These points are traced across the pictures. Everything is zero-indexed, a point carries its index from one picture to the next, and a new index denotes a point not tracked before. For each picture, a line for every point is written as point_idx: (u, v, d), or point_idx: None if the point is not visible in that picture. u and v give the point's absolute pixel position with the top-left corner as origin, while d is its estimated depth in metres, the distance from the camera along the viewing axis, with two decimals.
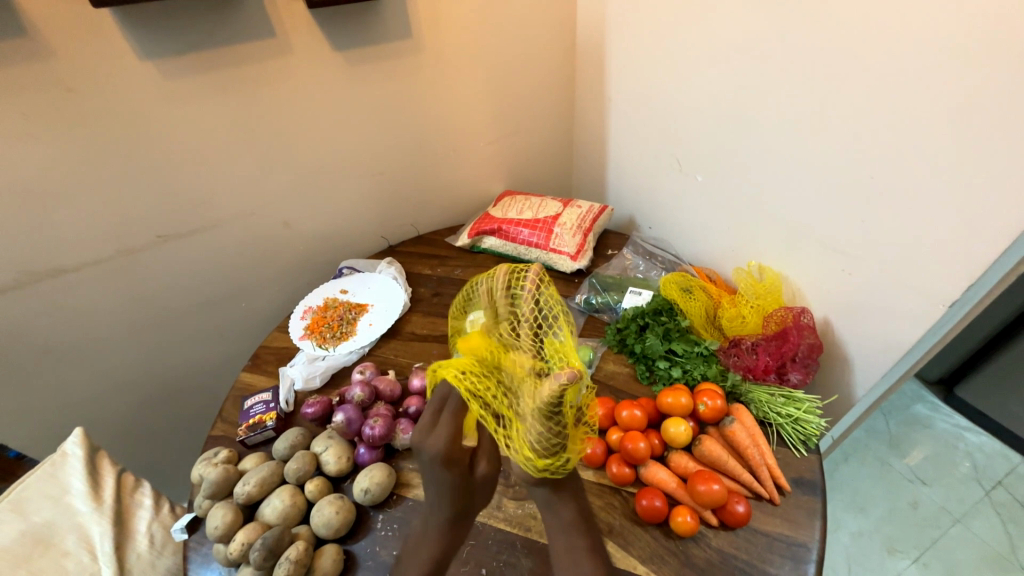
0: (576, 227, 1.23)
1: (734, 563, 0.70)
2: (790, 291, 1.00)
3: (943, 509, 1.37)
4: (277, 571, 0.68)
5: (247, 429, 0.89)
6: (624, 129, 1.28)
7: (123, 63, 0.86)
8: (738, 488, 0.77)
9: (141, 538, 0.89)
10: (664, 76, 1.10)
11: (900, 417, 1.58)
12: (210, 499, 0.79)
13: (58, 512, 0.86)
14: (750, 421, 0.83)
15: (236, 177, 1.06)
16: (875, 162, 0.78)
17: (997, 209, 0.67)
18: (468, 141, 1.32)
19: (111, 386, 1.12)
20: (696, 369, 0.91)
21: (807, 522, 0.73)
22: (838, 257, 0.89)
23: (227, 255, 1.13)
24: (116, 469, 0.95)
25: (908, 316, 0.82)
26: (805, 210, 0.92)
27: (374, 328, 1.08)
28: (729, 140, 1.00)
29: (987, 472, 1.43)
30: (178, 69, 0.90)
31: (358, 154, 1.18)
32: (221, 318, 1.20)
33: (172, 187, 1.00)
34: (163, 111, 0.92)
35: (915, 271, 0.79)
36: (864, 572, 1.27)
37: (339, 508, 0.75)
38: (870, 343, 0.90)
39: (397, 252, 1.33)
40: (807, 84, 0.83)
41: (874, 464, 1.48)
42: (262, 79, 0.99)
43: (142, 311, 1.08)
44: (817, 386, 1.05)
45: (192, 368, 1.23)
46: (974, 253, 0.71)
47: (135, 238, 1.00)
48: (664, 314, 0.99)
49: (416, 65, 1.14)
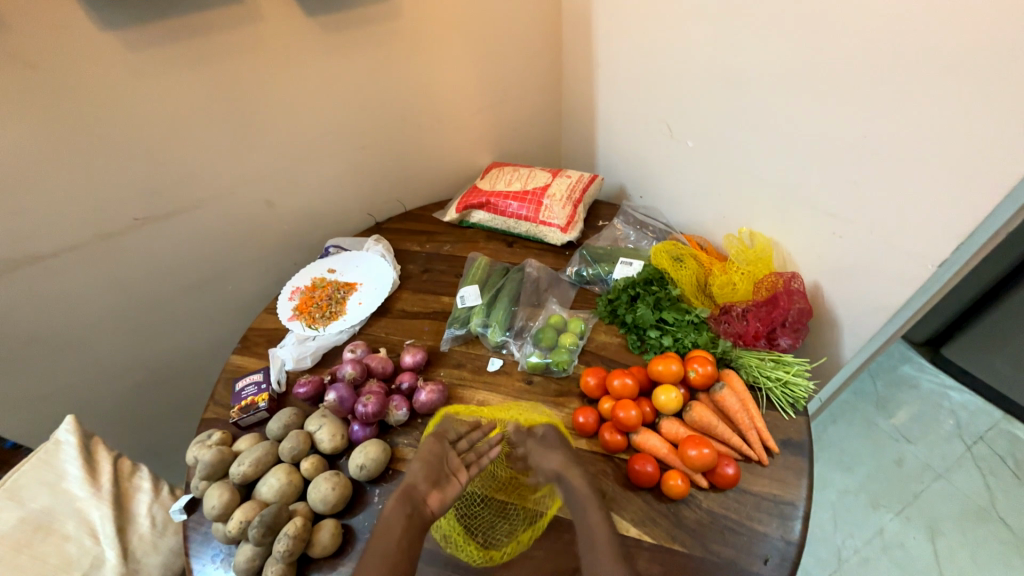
0: (566, 198, 1.21)
1: (724, 523, 0.71)
2: (781, 257, 1.00)
3: (926, 465, 1.42)
4: (277, 546, 0.69)
5: (240, 411, 0.89)
6: (613, 94, 1.24)
7: (82, 35, 0.81)
8: (728, 451, 0.78)
9: (142, 520, 0.90)
10: (653, 36, 1.05)
11: (888, 378, 1.61)
12: (206, 480, 0.79)
13: (55, 498, 0.86)
14: (740, 386, 0.84)
15: (213, 155, 1.02)
16: (868, 123, 0.76)
17: (993, 167, 0.65)
18: (452, 112, 1.27)
19: (101, 373, 1.11)
20: (687, 337, 0.91)
21: (794, 481, 0.75)
22: (829, 222, 0.88)
23: (209, 237, 1.10)
24: (112, 455, 0.96)
25: (897, 279, 0.82)
26: (796, 173, 0.90)
27: (364, 307, 1.07)
28: (719, 103, 0.97)
29: (970, 428, 1.48)
30: (141, 41, 0.85)
31: (339, 128, 1.14)
32: (208, 301, 1.19)
33: (147, 167, 0.96)
34: (129, 86, 0.88)
35: (905, 234, 0.78)
36: (850, 527, 1.32)
37: (335, 484, 0.75)
38: (859, 307, 0.90)
39: (384, 229, 1.31)
40: (800, 41, 0.80)
41: (861, 424, 1.52)
42: (232, 50, 0.94)
43: (126, 297, 1.06)
44: (806, 349, 1.06)
45: (182, 353, 1.22)
46: (966, 213, 0.70)
47: (112, 221, 0.97)
48: (655, 284, 0.99)
49: (394, 32, 1.09)
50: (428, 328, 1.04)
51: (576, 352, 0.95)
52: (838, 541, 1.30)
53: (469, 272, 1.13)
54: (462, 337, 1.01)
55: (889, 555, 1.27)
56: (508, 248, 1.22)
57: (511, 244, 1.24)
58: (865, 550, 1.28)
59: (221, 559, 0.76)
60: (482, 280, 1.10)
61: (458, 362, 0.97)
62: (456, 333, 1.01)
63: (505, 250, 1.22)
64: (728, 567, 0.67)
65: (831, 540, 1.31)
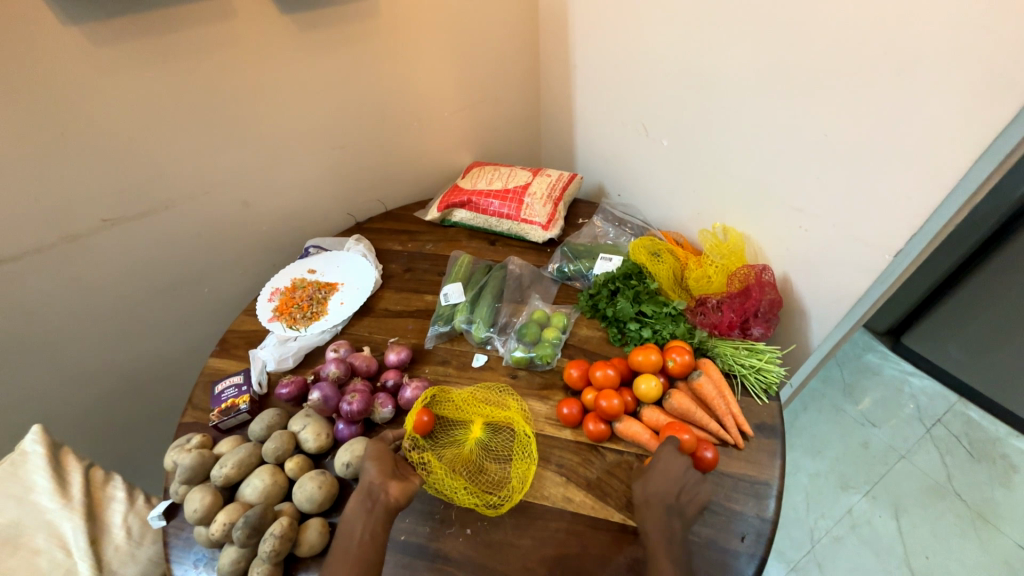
0: (546, 196, 1.23)
1: (704, 504, 0.74)
2: (753, 250, 1.04)
3: (890, 447, 1.49)
4: (262, 547, 0.69)
5: (220, 414, 0.87)
6: (589, 94, 1.27)
7: (47, 30, 0.78)
8: (706, 436, 0.81)
9: (117, 530, 0.87)
10: (627, 38, 1.08)
11: (853, 367, 1.69)
12: (186, 484, 0.77)
13: (23, 511, 0.82)
14: (716, 374, 0.87)
15: (187, 154, 1.00)
16: (830, 120, 0.81)
17: (946, 157, 0.70)
18: (432, 110, 1.28)
19: (69, 380, 1.07)
20: (666, 328, 0.94)
21: (768, 462, 0.79)
22: (794, 215, 0.93)
23: (184, 238, 1.08)
24: (83, 465, 0.92)
25: (859, 268, 0.87)
26: (765, 170, 0.94)
27: (347, 307, 1.06)
28: (692, 103, 1.01)
29: (928, 411, 1.57)
30: (110, 36, 0.83)
31: (317, 125, 1.13)
32: (183, 304, 1.16)
33: (118, 166, 0.94)
34: (98, 82, 0.86)
35: (865, 226, 0.83)
36: (822, 508, 1.38)
37: (321, 482, 0.75)
38: (825, 296, 0.95)
39: (365, 228, 1.30)
40: (764, 43, 0.84)
41: (829, 411, 1.59)
42: (206, 45, 0.92)
43: (95, 300, 1.03)
44: (777, 338, 1.11)
45: (155, 358, 1.18)
46: (919, 202, 0.75)
47: (79, 222, 0.94)
48: (634, 278, 1.02)
49: (371, 31, 1.09)
50: (412, 326, 1.04)
51: (559, 345, 0.96)
52: (811, 523, 1.36)
53: (452, 269, 1.14)
54: (446, 334, 1.02)
55: (857, 534, 1.33)
56: (490, 246, 1.24)
57: (493, 242, 1.25)
58: (836, 530, 1.34)
59: (204, 563, 0.74)
60: (465, 277, 1.11)
61: (443, 359, 0.97)
62: (440, 330, 1.01)
63: (487, 248, 1.23)
64: (708, 546, 0.70)
65: (804, 522, 1.36)
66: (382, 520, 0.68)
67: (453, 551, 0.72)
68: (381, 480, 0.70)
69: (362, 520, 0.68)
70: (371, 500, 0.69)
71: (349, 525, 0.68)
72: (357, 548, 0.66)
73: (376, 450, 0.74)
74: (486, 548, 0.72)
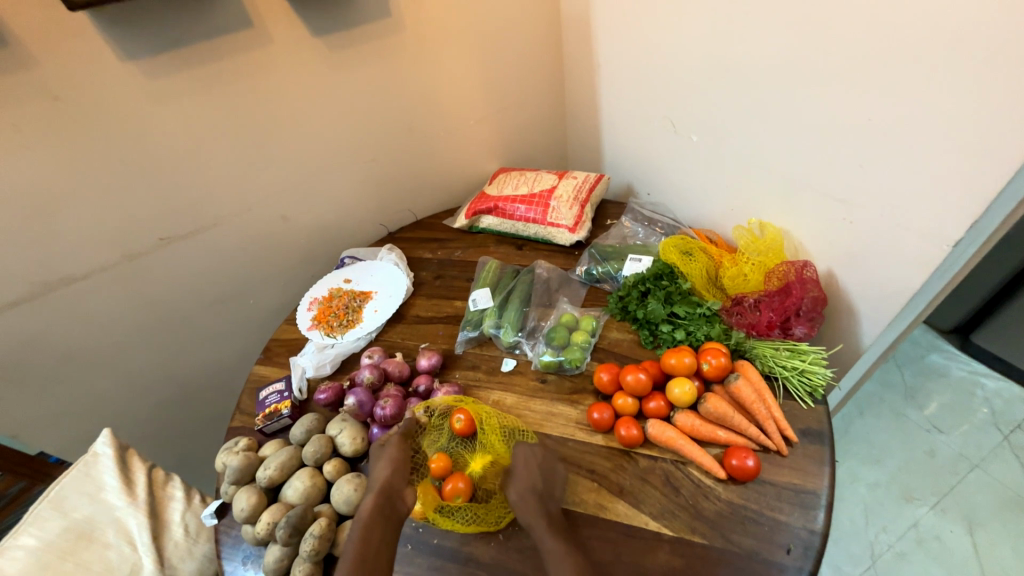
0: (573, 198, 1.22)
1: (744, 514, 0.71)
2: (793, 246, 0.99)
3: (961, 455, 1.37)
4: (303, 546, 0.71)
5: (265, 418, 0.92)
6: (615, 94, 1.25)
7: (108, 67, 0.86)
8: (746, 442, 0.77)
9: (176, 527, 0.93)
10: (653, 35, 1.06)
11: (915, 367, 1.57)
12: (234, 484, 0.82)
13: (96, 508, 0.90)
14: (755, 376, 0.83)
15: (232, 174, 1.07)
16: (871, 106, 0.76)
17: (1005, 138, 0.64)
18: (458, 120, 1.30)
19: (133, 387, 1.17)
20: (700, 330, 0.91)
21: (815, 470, 0.74)
22: (837, 207, 0.88)
23: (231, 253, 1.15)
24: (146, 465, 0.99)
25: (912, 262, 0.81)
26: (802, 159, 0.90)
27: (380, 314, 1.10)
28: (721, 97, 0.98)
29: (1006, 416, 1.43)
30: (161, 68, 0.90)
31: (349, 141, 1.18)
32: (232, 315, 1.23)
33: (171, 188, 1.01)
34: (153, 112, 0.93)
35: (914, 214, 0.77)
36: (882, 521, 1.28)
37: (358, 485, 0.77)
38: (874, 292, 0.89)
39: (397, 238, 1.34)
40: (797, 30, 0.80)
41: (888, 416, 1.48)
42: (246, 72, 0.99)
43: (154, 312, 1.11)
44: (822, 337, 1.05)
45: (208, 366, 1.26)
46: (975, 185, 0.69)
47: (139, 241, 1.02)
48: (665, 279, 0.99)
49: (398, 48, 1.13)
50: (443, 332, 1.06)
51: (589, 349, 0.95)
52: (870, 537, 1.26)
53: (480, 275, 1.15)
54: (476, 339, 1.03)
55: (925, 550, 1.22)
56: (518, 251, 1.24)
57: (521, 246, 1.25)
58: (900, 545, 1.24)
59: (251, 561, 0.78)
60: (493, 282, 1.12)
61: (473, 364, 0.99)
62: (469, 335, 1.03)
63: (514, 253, 1.23)
64: (750, 557, 0.67)
65: (862, 535, 1.27)
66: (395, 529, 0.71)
67: (484, 555, 0.72)
68: (400, 486, 0.75)
69: (381, 528, 0.70)
70: (390, 507, 0.72)
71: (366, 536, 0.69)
72: (373, 556, 0.67)
73: (400, 455, 0.79)
74: (516, 554, 0.72)
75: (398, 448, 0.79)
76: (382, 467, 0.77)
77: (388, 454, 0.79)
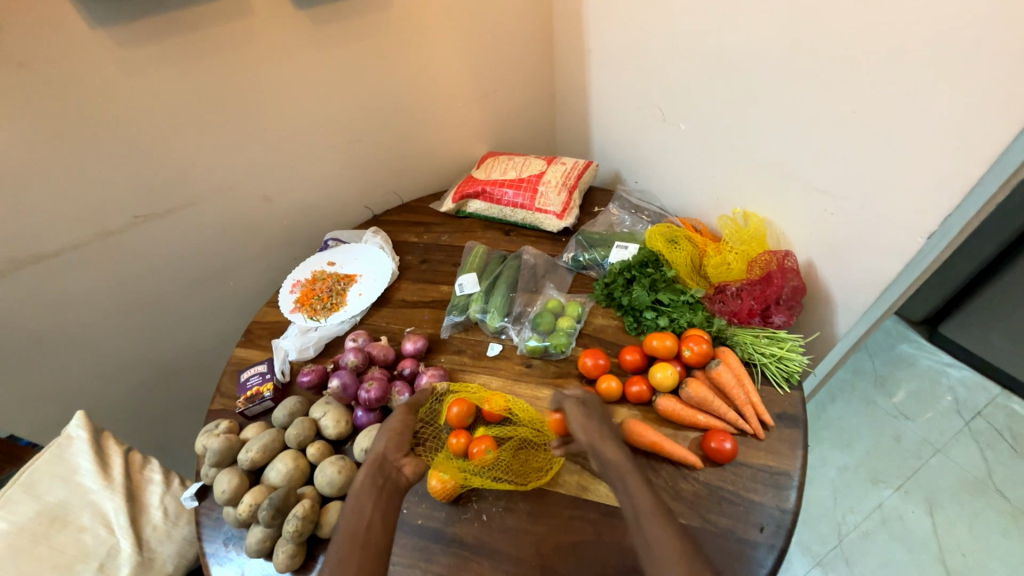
0: (561, 184, 1.22)
1: (721, 494, 0.73)
2: (775, 236, 1.01)
3: (925, 440, 1.43)
4: (286, 527, 0.71)
5: (246, 401, 0.90)
6: (605, 80, 1.24)
7: (75, 33, 0.82)
8: (724, 426, 0.80)
9: (155, 510, 0.91)
10: (645, 20, 1.05)
11: (886, 357, 1.63)
12: (214, 467, 0.81)
13: (70, 491, 0.88)
14: (735, 362, 0.86)
15: (211, 151, 1.03)
16: (857, 98, 0.77)
17: (983, 133, 0.66)
18: (446, 101, 1.28)
19: (108, 369, 1.13)
20: (683, 317, 0.92)
21: (789, 453, 0.77)
22: (819, 198, 0.90)
23: (209, 233, 1.12)
24: (122, 449, 0.97)
25: (887, 254, 0.83)
26: (788, 151, 0.91)
27: (365, 298, 1.08)
28: (711, 86, 0.98)
29: (967, 403, 1.50)
30: (134, 36, 0.86)
31: (334, 120, 1.15)
32: (211, 296, 1.21)
33: (146, 164, 0.98)
34: (125, 83, 0.89)
35: (894, 207, 0.79)
36: (850, 502, 1.34)
37: (341, 467, 0.77)
38: (851, 283, 0.92)
39: (383, 221, 1.32)
40: (787, 21, 0.80)
41: (859, 402, 1.54)
42: (224, 44, 0.95)
43: (128, 293, 1.08)
44: (799, 325, 1.08)
45: (186, 348, 1.24)
46: (951, 181, 0.71)
47: (112, 219, 0.99)
48: (650, 266, 1.00)
49: (384, 23, 1.09)
50: (429, 316, 1.06)
51: (574, 335, 0.96)
52: (838, 517, 1.32)
53: (467, 260, 1.14)
54: (461, 324, 1.03)
55: (888, 529, 1.28)
56: (505, 237, 1.23)
57: (508, 232, 1.25)
58: (865, 525, 1.30)
59: (233, 542, 0.78)
60: (480, 267, 1.12)
61: (458, 348, 0.99)
62: (455, 320, 1.02)
63: (502, 239, 1.23)
64: (725, 536, 0.69)
65: (830, 516, 1.33)
66: (390, 497, 0.71)
67: (468, 535, 0.73)
68: (395, 457, 0.75)
69: (372, 499, 0.69)
70: (383, 477, 0.72)
71: (359, 506, 0.68)
72: (368, 530, 0.66)
73: (400, 425, 0.79)
74: (499, 534, 0.73)
75: (398, 419, 0.80)
76: (382, 439, 0.77)
77: (388, 425, 0.79)
